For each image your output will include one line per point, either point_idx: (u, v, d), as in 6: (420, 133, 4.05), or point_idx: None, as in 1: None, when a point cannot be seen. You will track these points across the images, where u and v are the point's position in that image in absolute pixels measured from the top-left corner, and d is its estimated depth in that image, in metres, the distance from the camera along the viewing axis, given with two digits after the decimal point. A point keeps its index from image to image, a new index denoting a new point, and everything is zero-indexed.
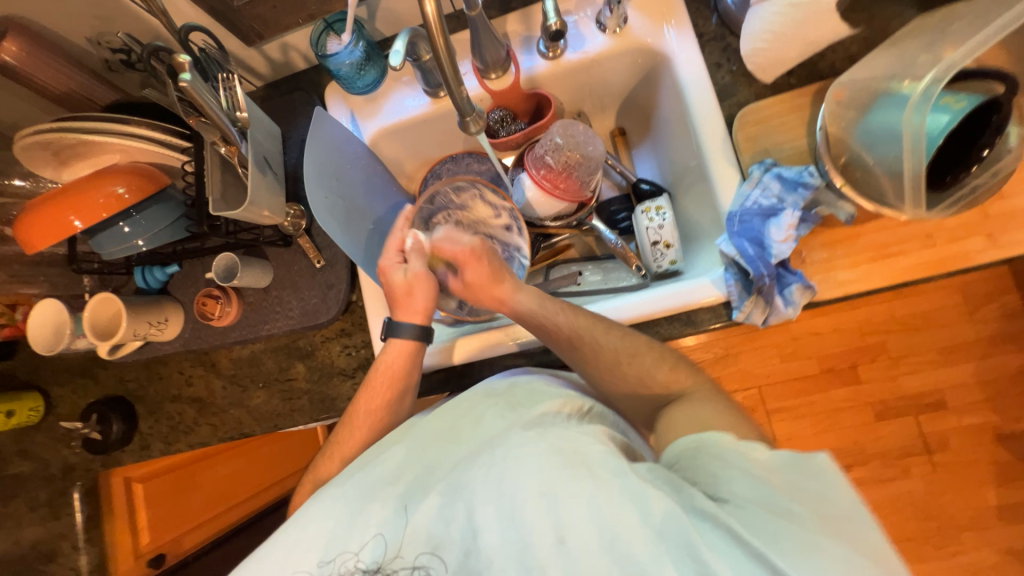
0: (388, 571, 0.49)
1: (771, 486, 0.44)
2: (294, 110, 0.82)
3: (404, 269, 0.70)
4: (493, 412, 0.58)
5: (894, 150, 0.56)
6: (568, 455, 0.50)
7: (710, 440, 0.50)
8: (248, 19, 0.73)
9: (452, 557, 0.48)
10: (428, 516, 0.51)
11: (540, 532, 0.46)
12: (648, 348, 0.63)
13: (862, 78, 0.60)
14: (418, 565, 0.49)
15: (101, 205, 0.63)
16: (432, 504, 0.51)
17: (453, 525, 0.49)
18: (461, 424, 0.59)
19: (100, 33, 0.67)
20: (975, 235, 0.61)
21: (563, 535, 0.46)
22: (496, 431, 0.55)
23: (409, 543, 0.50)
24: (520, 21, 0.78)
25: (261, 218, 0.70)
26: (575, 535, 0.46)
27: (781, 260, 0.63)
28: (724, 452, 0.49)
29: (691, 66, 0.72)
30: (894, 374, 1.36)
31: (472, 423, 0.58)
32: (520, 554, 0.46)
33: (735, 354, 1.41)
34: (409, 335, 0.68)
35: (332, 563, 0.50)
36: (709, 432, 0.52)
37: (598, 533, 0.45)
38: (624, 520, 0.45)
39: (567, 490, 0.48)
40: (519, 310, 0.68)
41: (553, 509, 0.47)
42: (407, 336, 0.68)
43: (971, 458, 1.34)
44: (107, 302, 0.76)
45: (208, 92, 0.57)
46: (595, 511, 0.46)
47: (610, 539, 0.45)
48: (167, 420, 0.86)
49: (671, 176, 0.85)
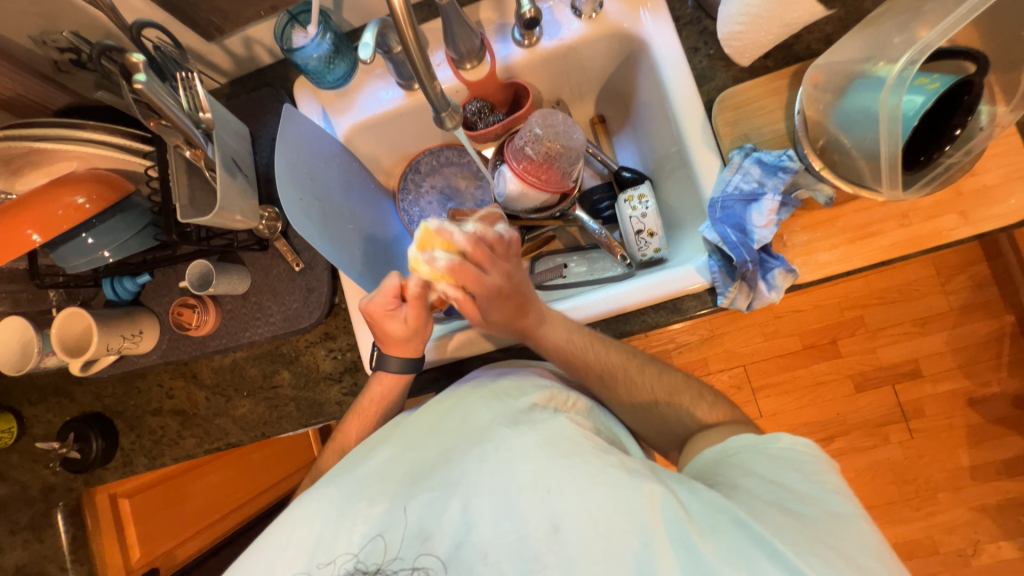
0: (388, 572, 0.47)
1: (786, 490, 0.48)
2: (263, 107, 0.79)
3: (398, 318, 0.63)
4: (481, 403, 0.58)
5: (872, 132, 0.57)
6: (559, 446, 0.51)
7: (734, 446, 0.54)
8: (204, 11, 0.69)
9: (445, 548, 0.47)
10: (421, 512, 0.49)
11: (534, 523, 0.46)
12: (620, 365, 0.65)
13: (839, 61, 0.60)
14: (418, 565, 0.47)
15: (61, 217, 0.60)
16: (424, 500, 0.50)
17: (445, 520, 0.48)
18: (450, 421, 0.57)
19: (45, 32, 0.63)
20: (949, 213, 0.62)
21: (558, 524, 0.45)
22: (484, 424, 0.55)
23: (407, 542, 0.48)
24: (493, 8, 0.75)
25: (233, 222, 0.67)
26: (570, 523, 0.45)
27: (763, 245, 0.64)
28: (745, 453, 0.53)
29: (669, 51, 0.71)
30: (872, 347, 1.41)
31: (461, 418, 0.57)
32: (519, 547, 0.45)
33: (720, 335, 1.44)
34: (393, 367, 0.67)
35: (331, 564, 0.48)
36: (733, 438, 0.55)
37: (592, 522, 0.45)
38: (615, 504, 0.46)
39: (559, 478, 0.48)
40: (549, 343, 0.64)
41: (549, 500, 0.47)
42: (392, 369, 0.67)
43: (945, 423, 1.40)
44: (76, 317, 0.73)
45: (167, 93, 0.54)
46: (589, 497, 0.46)
47: (606, 527, 0.45)
48: (150, 434, 0.83)
49: (652, 163, 0.85)
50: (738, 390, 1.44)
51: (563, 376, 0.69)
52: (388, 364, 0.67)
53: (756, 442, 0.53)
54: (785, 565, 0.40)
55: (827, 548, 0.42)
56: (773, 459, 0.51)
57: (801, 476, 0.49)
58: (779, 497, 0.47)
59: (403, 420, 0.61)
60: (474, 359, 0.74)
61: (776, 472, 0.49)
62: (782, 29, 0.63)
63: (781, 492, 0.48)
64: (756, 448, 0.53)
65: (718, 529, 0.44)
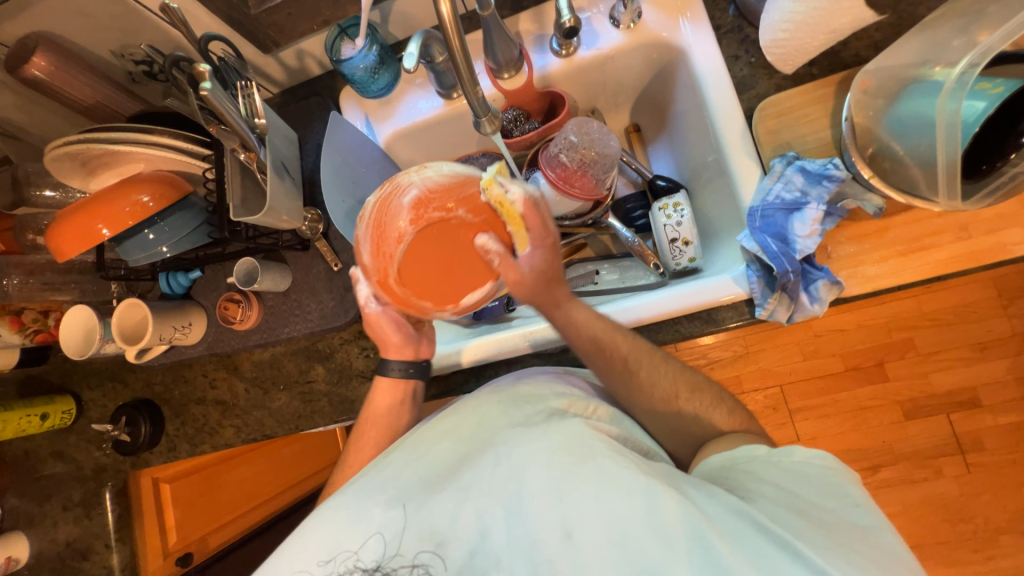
0: (387, 569, 0.48)
1: (800, 495, 0.47)
2: (310, 115, 0.83)
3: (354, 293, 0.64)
4: (497, 408, 0.57)
5: (927, 139, 0.54)
6: (574, 449, 0.49)
7: (743, 454, 0.52)
8: (264, 27, 0.73)
9: (457, 557, 0.47)
10: (434, 514, 0.49)
11: (546, 529, 0.45)
12: (627, 342, 0.61)
13: (890, 65, 0.58)
14: (418, 562, 0.48)
15: (127, 214, 0.64)
16: (439, 503, 0.50)
17: (459, 525, 0.48)
18: (464, 426, 0.57)
19: (124, 46, 0.69)
20: (1014, 226, 0.58)
21: (570, 530, 0.45)
22: (498, 427, 0.55)
23: (409, 540, 0.49)
24: (533, 20, 0.77)
25: (280, 222, 0.71)
26: (582, 529, 0.44)
27: (805, 256, 0.62)
28: (757, 464, 0.51)
29: (708, 59, 0.70)
30: (924, 371, 1.32)
31: (476, 422, 0.57)
32: (530, 552, 0.45)
33: (756, 352, 1.38)
34: (394, 373, 0.68)
35: (332, 562, 0.49)
36: (742, 447, 0.53)
37: (607, 530, 0.44)
38: (628, 511, 0.44)
39: (572, 485, 0.47)
40: (571, 322, 0.60)
41: (560, 507, 0.46)
42: (394, 375, 0.68)
43: (1008, 458, 1.28)
44: (134, 308, 0.79)
45: (228, 100, 0.58)
46: (603, 505, 0.45)
47: (619, 535, 0.44)
48: (193, 422, 0.88)
49: (688, 171, 0.84)
50: (773, 412, 1.38)
51: (585, 382, 0.67)
52: (388, 372, 0.68)
53: (766, 454, 0.52)
54: (809, 566, 0.40)
55: (854, 554, 0.42)
56: (785, 472, 0.49)
57: (820, 483, 0.49)
58: (797, 501, 0.47)
59: (423, 426, 0.60)
60: (503, 363, 0.75)
61: (789, 481, 0.49)
62: (830, 35, 0.61)
63: (802, 500, 0.47)
64: (767, 459, 0.51)
65: (741, 537, 0.42)
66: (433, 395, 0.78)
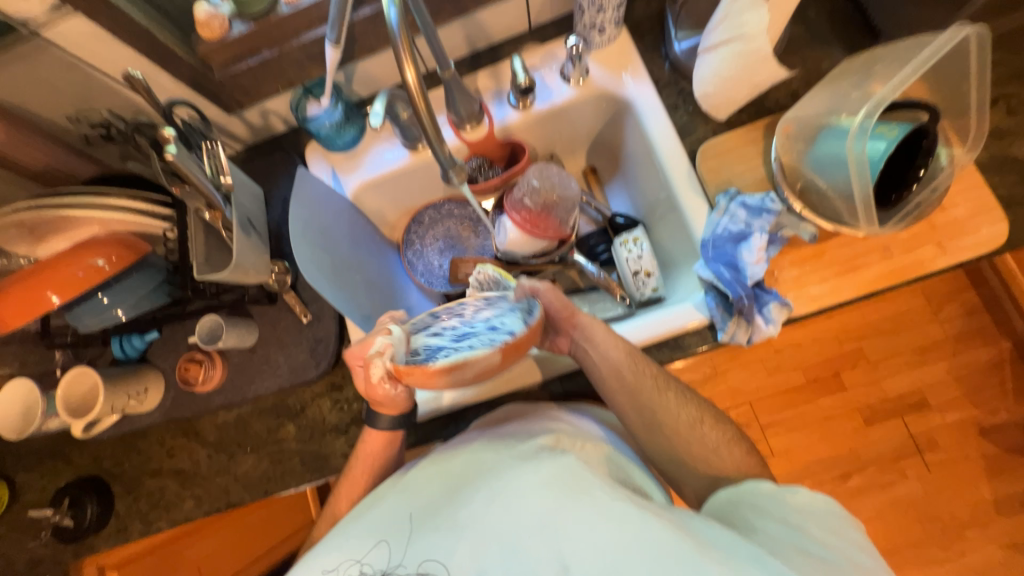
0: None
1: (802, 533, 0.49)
2: (276, 170, 0.84)
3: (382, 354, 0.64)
4: (488, 446, 0.57)
5: (842, 176, 0.61)
6: (568, 483, 0.50)
7: (748, 494, 0.53)
8: (228, 88, 0.74)
9: None
10: (432, 550, 0.50)
11: (543, 564, 0.46)
12: (649, 367, 0.64)
13: (805, 114, 0.66)
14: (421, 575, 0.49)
15: (81, 278, 0.62)
16: (436, 539, 0.50)
17: (456, 563, 0.49)
18: (457, 464, 0.56)
19: (81, 110, 0.69)
20: (926, 244, 0.66)
21: (566, 565, 0.46)
22: (491, 462, 0.55)
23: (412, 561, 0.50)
24: (490, 77, 0.83)
25: (246, 277, 0.70)
26: (579, 561, 0.45)
27: (756, 281, 0.67)
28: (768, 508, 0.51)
29: (652, 109, 0.78)
30: (875, 378, 1.41)
31: (469, 461, 0.56)
32: None
33: (724, 372, 1.44)
34: (386, 424, 0.65)
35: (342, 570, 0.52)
36: (746, 487, 0.54)
37: (601, 560, 0.45)
38: (620, 542, 0.45)
39: (566, 520, 0.47)
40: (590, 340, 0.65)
41: (555, 540, 0.47)
42: (382, 429, 0.66)
43: (960, 454, 1.37)
44: (81, 377, 0.73)
45: (193, 162, 0.59)
46: (595, 537, 0.46)
47: (612, 566, 0.45)
48: (147, 497, 0.81)
49: (643, 207, 0.90)
50: (746, 428, 1.43)
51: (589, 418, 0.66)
52: (381, 422, 0.65)
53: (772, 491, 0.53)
54: None
55: None
56: (791, 503, 0.51)
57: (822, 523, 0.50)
58: (798, 540, 0.48)
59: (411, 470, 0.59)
60: (482, 404, 0.75)
61: (792, 515, 0.50)
62: (753, 89, 0.70)
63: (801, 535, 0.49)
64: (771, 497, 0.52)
65: (739, 559, 0.44)
66: (411, 444, 0.76)
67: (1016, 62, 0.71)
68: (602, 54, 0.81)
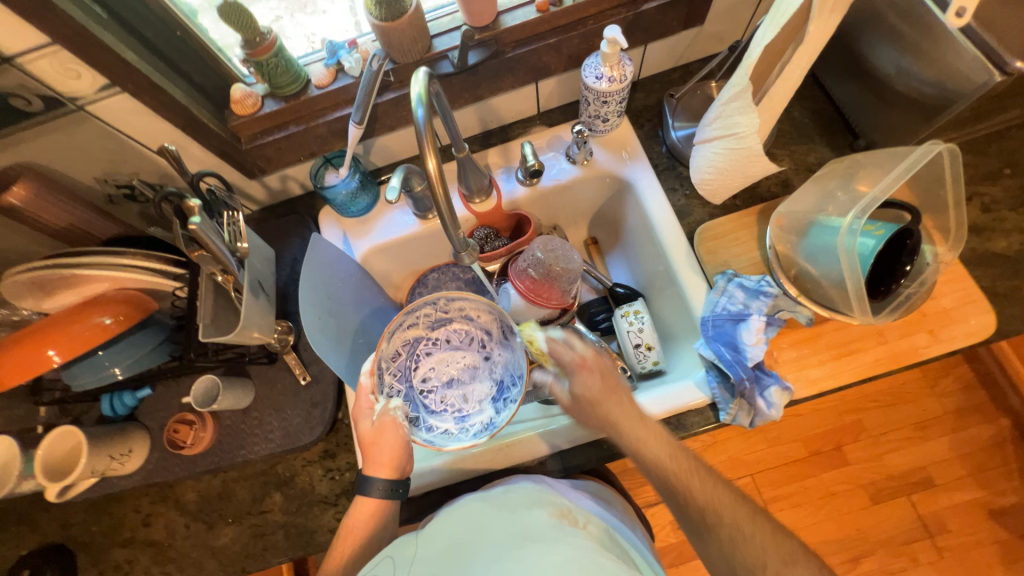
0: None
1: None
2: (289, 231, 0.87)
3: (372, 417, 0.66)
4: (495, 521, 0.55)
5: (837, 268, 0.64)
6: (588, 567, 0.48)
7: None
8: (253, 157, 0.78)
9: None
10: None
11: None
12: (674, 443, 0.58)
13: (797, 207, 0.70)
14: None
15: (87, 335, 0.62)
16: None
17: None
18: (462, 540, 0.54)
19: (110, 173, 0.72)
20: (919, 331, 0.68)
21: None
22: (501, 544, 0.52)
23: None
24: (500, 155, 0.89)
25: (250, 339, 0.70)
26: None
27: (757, 362, 0.68)
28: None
29: (651, 191, 0.83)
30: (878, 453, 1.38)
31: (476, 538, 0.54)
32: None
33: (723, 442, 1.41)
34: (376, 493, 0.63)
35: None
36: None
37: None
38: None
39: None
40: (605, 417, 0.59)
41: None
42: (376, 495, 0.63)
43: (972, 539, 1.31)
44: (67, 435, 0.70)
45: (213, 230, 0.61)
46: None
47: None
48: (114, 570, 0.75)
49: (643, 279, 0.92)
50: None
51: (579, 492, 0.65)
52: (371, 491, 0.63)
53: None
54: None
55: None
56: None
57: None
58: None
59: (414, 536, 0.57)
60: (480, 479, 0.72)
61: None
62: (747, 179, 0.72)
63: None
64: None
65: None
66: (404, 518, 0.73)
67: (986, 163, 0.77)
68: (604, 138, 0.87)
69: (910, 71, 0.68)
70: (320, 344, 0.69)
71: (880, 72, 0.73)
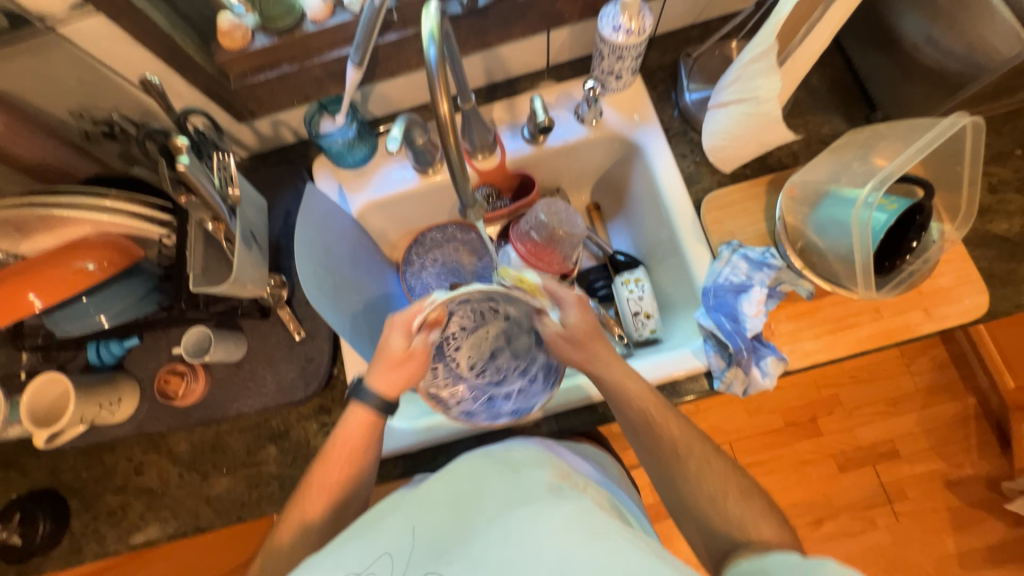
0: None
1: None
2: (281, 181, 0.83)
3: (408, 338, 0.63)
4: (498, 479, 0.55)
5: (845, 242, 0.64)
6: (589, 519, 0.47)
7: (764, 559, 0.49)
8: (242, 98, 0.73)
9: None
10: None
11: None
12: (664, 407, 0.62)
13: (810, 178, 0.69)
14: None
15: (70, 282, 0.60)
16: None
17: None
18: (463, 494, 0.54)
19: (86, 107, 0.67)
20: (914, 308, 0.69)
21: None
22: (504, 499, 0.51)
23: None
24: (506, 110, 0.85)
25: (243, 291, 0.68)
26: None
27: (755, 333, 0.68)
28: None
29: (661, 156, 0.80)
30: (851, 426, 1.45)
31: (478, 492, 0.53)
32: None
33: (706, 411, 1.46)
34: (371, 402, 0.62)
35: None
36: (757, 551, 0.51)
37: None
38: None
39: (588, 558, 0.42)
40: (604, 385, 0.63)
41: None
42: (369, 406, 0.63)
43: (928, 506, 1.40)
44: (53, 382, 0.69)
45: (203, 173, 0.57)
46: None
47: None
48: (107, 516, 0.75)
49: (644, 248, 0.92)
50: None
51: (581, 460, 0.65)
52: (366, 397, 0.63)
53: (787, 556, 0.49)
54: None
55: None
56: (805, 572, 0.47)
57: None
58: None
59: (414, 491, 0.56)
60: (475, 437, 0.73)
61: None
62: (761, 146, 0.71)
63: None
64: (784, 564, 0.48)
65: None
66: (398, 473, 0.74)
67: (996, 143, 0.76)
68: (616, 98, 0.83)
69: (939, 41, 0.66)
70: (320, 301, 0.68)
71: (906, 41, 0.70)
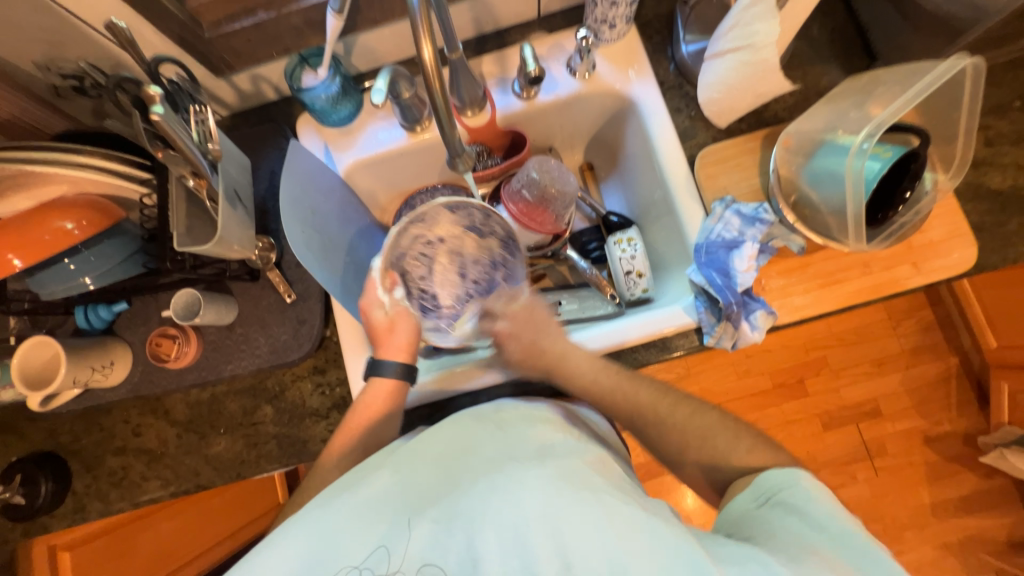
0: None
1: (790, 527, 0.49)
2: (265, 140, 0.80)
3: (383, 307, 0.68)
4: (485, 436, 0.57)
5: (838, 193, 0.63)
6: (571, 477, 0.50)
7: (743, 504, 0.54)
8: (218, 49, 0.69)
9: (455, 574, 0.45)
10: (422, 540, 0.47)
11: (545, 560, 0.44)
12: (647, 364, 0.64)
13: (806, 129, 0.68)
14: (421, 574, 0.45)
15: (48, 241, 0.58)
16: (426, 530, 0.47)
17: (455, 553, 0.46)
18: (451, 449, 0.56)
19: (50, 58, 0.63)
20: (903, 263, 0.70)
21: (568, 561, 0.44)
22: (490, 455, 0.54)
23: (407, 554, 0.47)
24: (495, 63, 0.81)
25: (230, 252, 0.66)
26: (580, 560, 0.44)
27: (745, 288, 0.68)
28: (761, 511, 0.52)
29: (655, 111, 0.78)
30: (836, 386, 1.49)
31: (467, 449, 0.55)
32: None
33: (696, 373, 1.49)
34: (393, 373, 0.66)
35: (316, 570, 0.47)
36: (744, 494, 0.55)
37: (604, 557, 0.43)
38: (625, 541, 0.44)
39: (570, 511, 0.46)
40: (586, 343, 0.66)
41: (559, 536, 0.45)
42: (392, 376, 0.66)
43: (906, 460, 1.47)
44: (42, 345, 0.68)
45: (180, 126, 0.55)
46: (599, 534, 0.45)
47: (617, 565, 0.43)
48: (108, 476, 0.77)
49: (637, 208, 0.90)
50: None
51: (573, 412, 0.66)
52: (387, 371, 0.66)
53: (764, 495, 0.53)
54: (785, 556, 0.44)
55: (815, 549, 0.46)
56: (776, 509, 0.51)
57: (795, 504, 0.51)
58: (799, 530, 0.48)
59: (407, 443, 0.58)
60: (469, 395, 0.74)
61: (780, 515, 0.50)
62: (757, 97, 0.71)
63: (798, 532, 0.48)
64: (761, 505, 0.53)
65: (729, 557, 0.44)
66: None
67: (994, 96, 0.75)
68: (609, 49, 0.80)
69: None
70: (309, 260, 0.67)
71: None
